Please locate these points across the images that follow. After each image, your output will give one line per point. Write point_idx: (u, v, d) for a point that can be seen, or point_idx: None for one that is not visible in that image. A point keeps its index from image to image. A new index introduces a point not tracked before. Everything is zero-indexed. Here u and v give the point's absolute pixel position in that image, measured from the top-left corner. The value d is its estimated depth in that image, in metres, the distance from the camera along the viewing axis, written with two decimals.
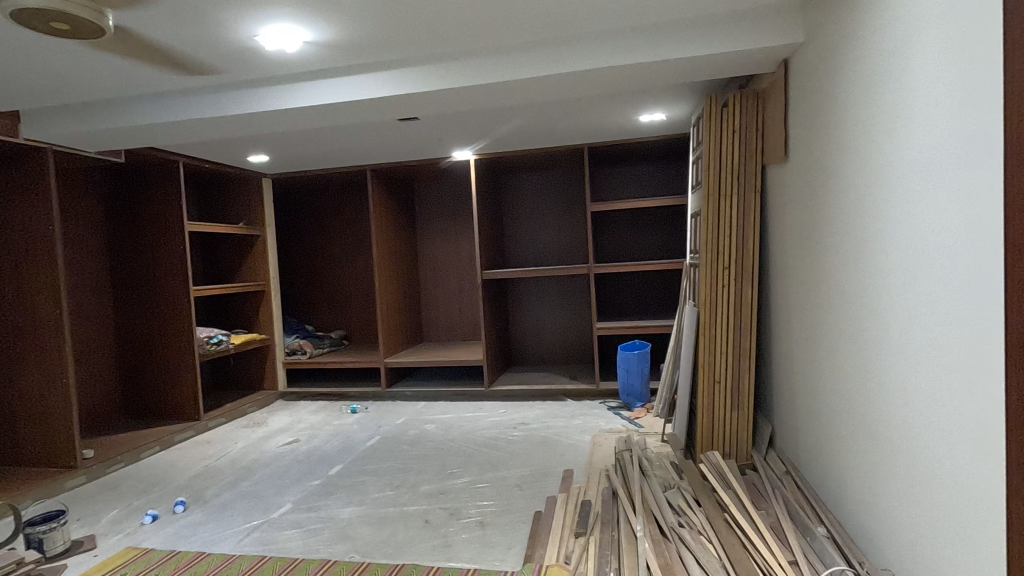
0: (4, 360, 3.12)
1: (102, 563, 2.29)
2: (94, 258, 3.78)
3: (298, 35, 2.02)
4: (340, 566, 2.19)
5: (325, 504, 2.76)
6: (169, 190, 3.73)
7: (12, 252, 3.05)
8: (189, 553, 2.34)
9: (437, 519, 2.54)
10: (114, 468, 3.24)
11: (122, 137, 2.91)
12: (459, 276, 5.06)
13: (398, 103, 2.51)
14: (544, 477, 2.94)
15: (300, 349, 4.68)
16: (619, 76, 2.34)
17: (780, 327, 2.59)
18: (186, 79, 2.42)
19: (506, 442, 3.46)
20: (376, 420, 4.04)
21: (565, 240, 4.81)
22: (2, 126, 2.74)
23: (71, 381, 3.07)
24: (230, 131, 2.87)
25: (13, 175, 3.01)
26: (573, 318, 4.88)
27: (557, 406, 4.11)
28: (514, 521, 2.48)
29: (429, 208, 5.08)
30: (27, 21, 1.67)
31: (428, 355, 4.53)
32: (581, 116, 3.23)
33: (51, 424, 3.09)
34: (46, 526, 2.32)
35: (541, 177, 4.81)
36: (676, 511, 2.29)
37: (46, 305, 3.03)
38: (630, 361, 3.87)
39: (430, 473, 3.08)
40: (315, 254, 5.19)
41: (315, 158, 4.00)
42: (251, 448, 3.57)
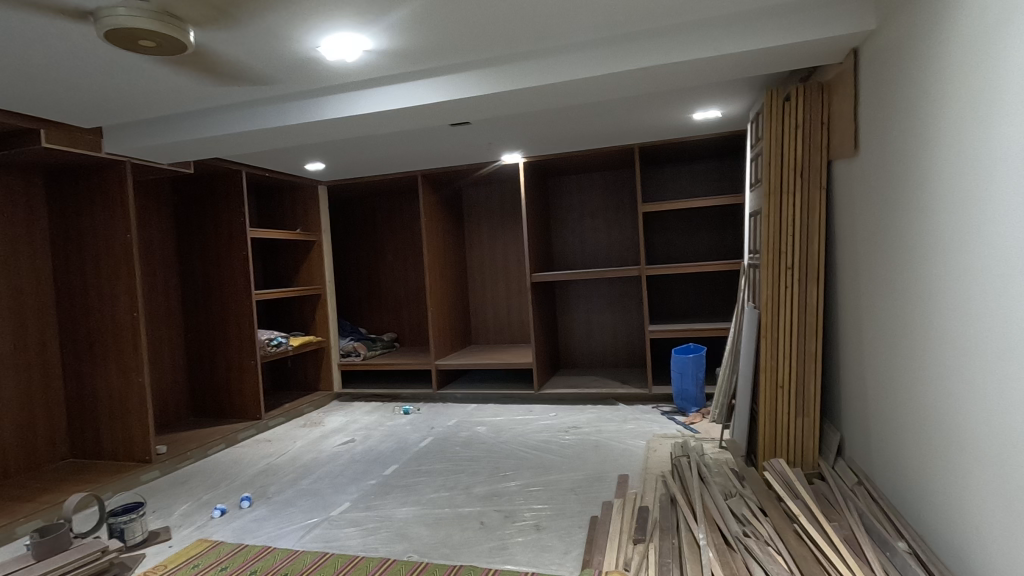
0: (86, 360, 3.33)
1: (177, 553, 2.41)
2: (166, 263, 3.99)
3: (358, 44, 2.08)
4: (399, 566, 2.22)
5: (382, 503, 2.81)
6: (233, 198, 3.91)
7: (95, 259, 3.26)
8: (256, 547, 2.43)
9: (492, 521, 2.54)
10: (185, 463, 3.41)
11: (191, 149, 3.06)
12: (508, 279, 5.07)
13: (453, 107, 2.54)
14: (599, 481, 2.89)
15: (354, 351, 4.81)
16: (675, 74, 2.29)
17: (850, 329, 2.45)
18: (252, 91, 2.53)
19: (559, 445, 3.44)
20: (428, 421, 4.09)
21: (615, 242, 4.75)
22: (87, 142, 2.95)
23: (146, 380, 3.26)
24: (290, 140, 2.98)
25: (95, 187, 3.22)
26: (624, 321, 4.80)
27: (608, 409, 4.05)
28: (570, 525, 2.46)
29: (478, 212, 5.12)
30: (132, 38, 1.76)
31: (478, 357, 4.57)
32: (634, 116, 3.18)
33: (128, 421, 3.27)
34: (128, 517, 2.45)
35: (590, 179, 4.77)
36: (740, 520, 2.20)
37: (123, 307, 3.22)
38: (684, 365, 3.78)
39: (483, 475, 3.09)
40: (368, 259, 5.33)
41: (368, 165, 4.09)
42: (309, 447, 3.68)
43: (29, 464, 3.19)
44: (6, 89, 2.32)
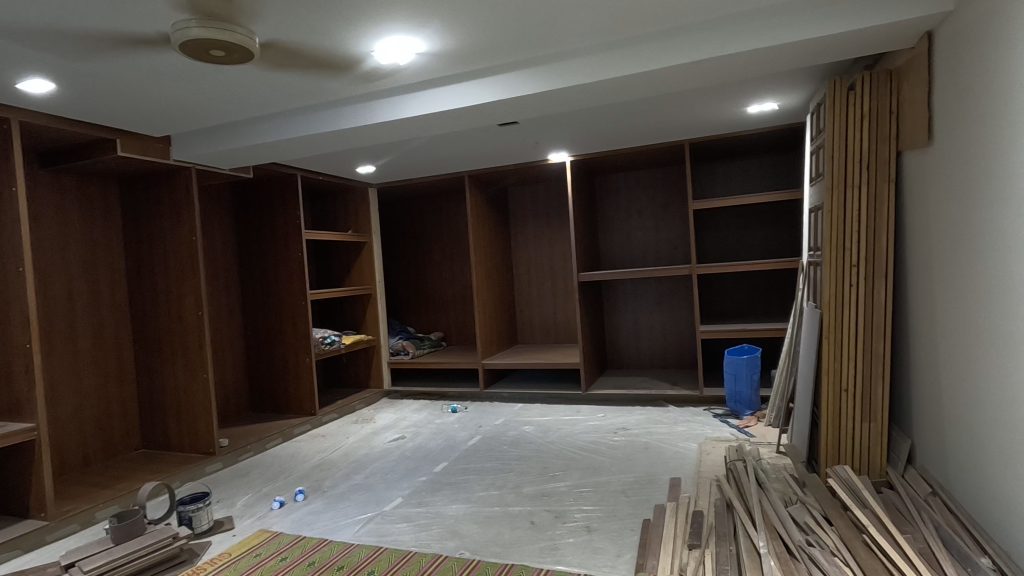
0: (156, 356, 3.53)
1: (240, 542, 2.52)
2: (226, 265, 4.17)
3: (412, 47, 2.11)
4: (451, 562, 2.24)
5: (433, 500, 2.84)
6: (289, 202, 4.06)
7: (164, 260, 3.44)
8: (313, 538, 2.51)
9: (542, 521, 2.53)
10: (245, 456, 3.55)
11: (251, 154, 3.19)
12: (553, 279, 5.05)
13: (503, 107, 2.56)
14: (650, 484, 2.84)
15: (403, 349, 4.90)
16: (731, 66, 2.23)
17: (922, 330, 2.31)
18: (309, 97, 2.61)
19: (608, 446, 3.39)
20: (475, 420, 4.12)
21: (664, 241, 4.65)
22: (158, 150, 3.12)
23: (211, 376, 3.42)
24: (344, 144, 3.06)
25: (162, 192, 3.40)
26: (673, 322, 4.70)
27: (658, 411, 3.97)
28: (622, 528, 2.42)
29: (524, 211, 5.12)
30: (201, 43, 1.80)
31: (524, 357, 4.57)
32: (685, 111, 3.10)
33: (194, 415, 3.44)
34: (195, 506, 2.58)
35: (637, 176, 4.70)
36: (803, 529, 2.11)
37: (190, 306, 3.38)
38: (738, 367, 3.66)
39: (532, 475, 3.08)
40: (415, 259, 5.42)
41: (417, 167, 4.16)
42: (361, 443, 3.77)
43: (106, 452, 3.41)
44: (87, 102, 2.49)
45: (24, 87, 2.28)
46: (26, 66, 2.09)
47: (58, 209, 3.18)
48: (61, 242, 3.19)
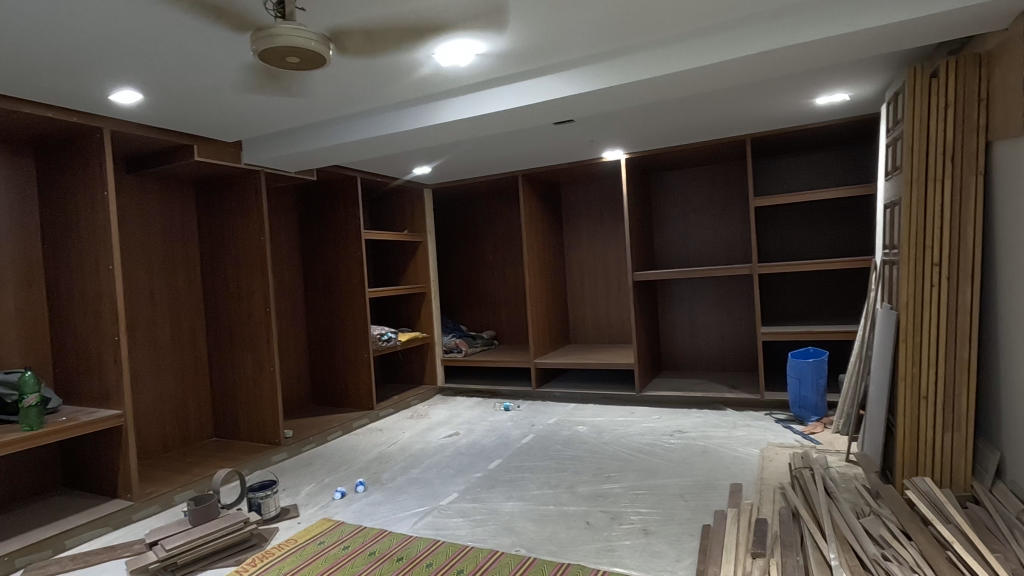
0: (227, 350, 3.72)
1: (306, 529, 2.63)
2: (291, 264, 4.35)
3: (472, 48, 2.14)
4: (508, 558, 2.26)
5: (488, 496, 2.87)
6: (349, 203, 4.20)
7: (235, 259, 3.63)
8: (374, 529, 2.59)
9: (598, 522, 2.51)
10: (308, 448, 3.69)
11: (315, 157, 3.31)
12: (606, 279, 5.00)
13: (560, 106, 2.55)
14: (709, 489, 2.76)
15: (456, 347, 4.97)
16: (800, 56, 2.13)
17: (1014, 333, 2.14)
18: (371, 100, 2.68)
19: (664, 449, 3.33)
20: (528, 418, 4.13)
21: (722, 239, 4.52)
22: (231, 155, 3.29)
23: (277, 370, 3.58)
24: (403, 146, 3.14)
25: (234, 194, 3.59)
26: (732, 324, 4.56)
27: (716, 414, 3.85)
28: (681, 532, 2.36)
29: (577, 210, 5.10)
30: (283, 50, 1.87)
31: (577, 357, 4.54)
32: (748, 104, 3.00)
33: (262, 406, 3.61)
34: (264, 493, 2.71)
35: (693, 173, 4.58)
36: (879, 543, 2.00)
37: (258, 302, 3.56)
38: (803, 370, 3.50)
39: (586, 475, 3.06)
40: (468, 258, 5.49)
41: (471, 166, 4.21)
42: (417, 438, 3.85)
43: (182, 439, 3.63)
44: (169, 111, 2.66)
45: (115, 98, 2.46)
46: (119, 78, 2.26)
47: (142, 212, 3.41)
48: (145, 242, 3.42)
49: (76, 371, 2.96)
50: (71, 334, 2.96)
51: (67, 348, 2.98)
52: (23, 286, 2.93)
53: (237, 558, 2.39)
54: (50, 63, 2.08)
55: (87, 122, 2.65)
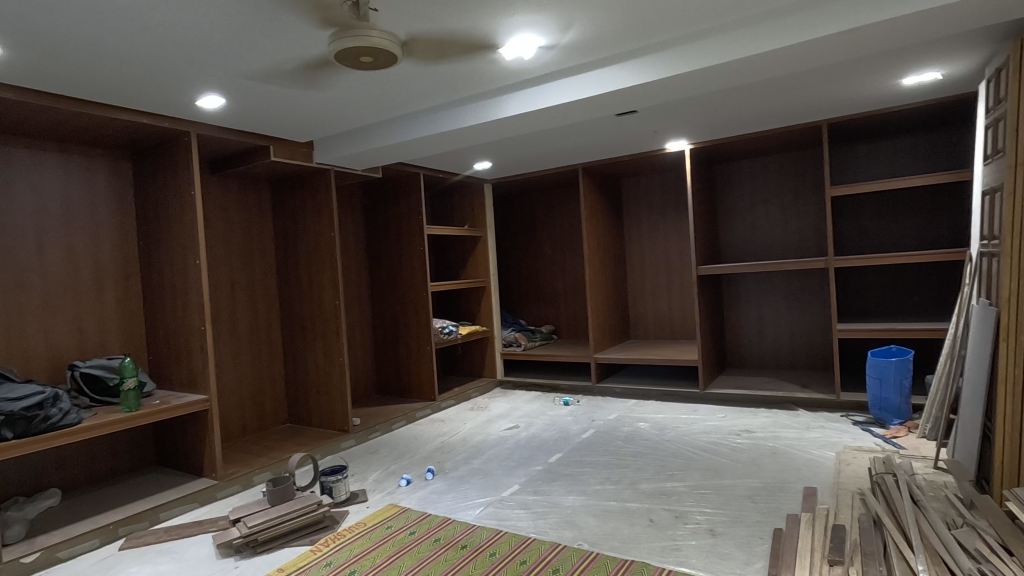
0: (300, 340, 3.92)
1: (374, 514, 2.73)
2: (357, 258, 4.52)
3: (536, 41, 2.14)
4: (570, 552, 2.26)
5: (549, 489, 2.88)
6: (412, 199, 4.31)
7: (306, 253, 3.80)
8: (438, 516, 2.66)
9: (662, 520, 2.47)
10: (374, 436, 3.83)
11: (381, 155, 3.42)
12: (669, 273, 4.88)
13: (624, 96, 2.51)
14: (780, 491, 2.65)
15: (515, 341, 5.00)
16: (885, 34, 2.00)
17: None
18: (436, 98, 2.74)
19: (731, 449, 3.22)
20: (588, 413, 4.11)
21: (794, 231, 4.30)
22: (304, 155, 3.45)
23: (346, 360, 3.73)
24: (465, 141, 3.19)
25: (306, 191, 3.76)
26: (804, 321, 4.34)
27: (787, 415, 3.69)
28: (750, 535, 2.28)
29: (638, 203, 5.00)
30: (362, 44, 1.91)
31: (638, 352, 4.47)
32: (825, 87, 2.83)
33: (332, 394, 3.78)
34: (336, 477, 2.83)
35: (763, 163, 4.39)
36: (974, 557, 1.86)
37: (329, 295, 3.71)
38: (885, 370, 3.29)
39: (649, 472, 3.01)
40: (528, 253, 5.51)
41: (532, 161, 4.21)
42: (478, 429, 3.91)
43: (260, 424, 3.85)
44: (248, 114, 2.81)
45: (201, 103, 2.63)
46: (205, 85, 2.41)
47: (223, 210, 3.63)
48: (226, 238, 3.65)
49: (167, 358, 3.20)
50: (163, 323, 3.20)
51: (160, 337, 3.23)
52: (122, 280, 3.20)
53: (311, 538, 2.52)
54: (146, 73, 2.25)
55: (178, 126, 2.86)
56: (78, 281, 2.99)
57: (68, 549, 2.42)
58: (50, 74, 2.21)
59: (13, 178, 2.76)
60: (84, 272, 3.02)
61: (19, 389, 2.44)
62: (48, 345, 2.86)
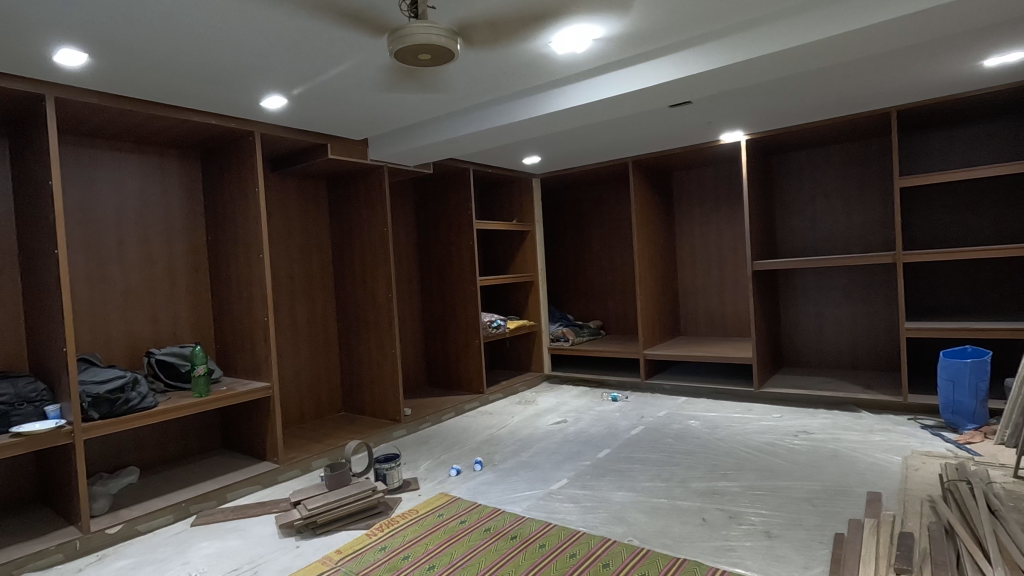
0: (354, 331, 4.05)
1: (425, 502, 2.80)
2: (408, 253, 4.62)
3: (590, 33, 2.12)
4: (620, 547, 2.25)
5: (598, 484, 2.87)
6: (461, 195, 4.36)
7: (361, 247, 3.92)
8: (488, 507, 2.70)
9: (715, 520, 2.42)
10: (425, 426, 3.91)
11: (433, 151, 3.48)
12: (721, 268, 4.75)
13: (678, 87, 2.46)
14: (841, 495, 2.55)
15: (563, 336, 5.00)
16: (964, 13, 1.88)
17: None
18: (488, 93, 2.76)
19: (788, 450, 3.11)
20: (637, 409, 4.06)
21: (857, 225, 4.10)
22: (359, 152, 3.56)
23: (398, 352, 3.82)
24: (515, 136, 3.20)
25: (361, 187, 3.87)
26: (867, 319, 4.14)
27: (848, 416, 3.53)
28: (809, 539, 2.21)
29: (690, 197, 4.89)
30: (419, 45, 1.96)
31: (689, 349, 4.38)
32: (896, 72, 2.68)
33: (384, 384, 3.89)
34: (389, 464, 2.92)
35: (824, 153, 4.20)
36: None
37: (382, 288, 3.82)
38: (958, 372, 3.09)
39: (701, 470, 2.96)
40: (576, 248, 5.49)
41: (581, 155, 4.19)
42: (525, 423, 3.94)
43: (317, 412, 4.01)
44: (308, 113, 2.92)
45: (265, 104, 2.75)
46: (270, 87, 2.52)
47: (283, 206, 3.79)
48: (286, 233, 3.80)
49: (233, 347, 3.38)
50: (229, 314, 3.38)
51: (226, 327, 3.41)
52: (193, 273, 3.39)
53: (367, 522, 2.61)
54: (216, 76, 2.36)
55: (243, 127, 3.00)
56: (154, 273, 3.20)
57: (147, 523, 2.60)
58: (132, 80, 2.36)
59: (97, 176, 2.97)
60: (159, 264, 3.22)
61: (104, 373, 2.64)
62: (128, 333, 3.08)
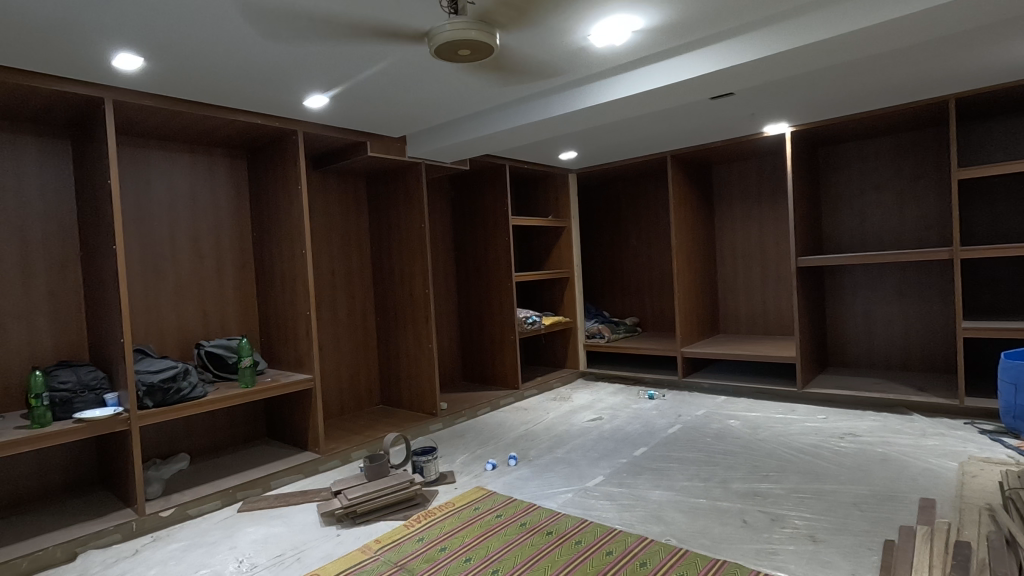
0: (392, 326, 4.11)
1: (462, 495, 2.83)
2: (445, 249, 4.66)
3: (630, 24, 2.08)
4: (658, 547, 2.22)
5: (635, 482, 2.84)
6: (498, 191, 4.37)
7: (399, 243, 3.97)
8: (524, 502, 2.70)
9: (757, 522, 2.36)
10: (460, 420, 3.95)
11: (471, 147, 3.50)
12: (764, 264, 4.62)
13: (721, 78, 2.40)
14: (891, 501, 2.44)
15: (598, 333, 4.96)
16: None
17: None
18: (525, 88, 2.75)
19: (834, 452, 3.01)
20: (675, 408, 4.00)
21: (910, 220, 3.92)
22: (398, 149, 3.61)
23: (434, 346, 3.86)
24: (553, 131, 3.18)
25: (399, 184, 3.92)
26: (921, 318, 3.96)
27: (899, 419, 3.38)
28: (857, 545, 2.13)
29: (731, 191, 4.77)
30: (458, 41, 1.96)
31: (728, 348, 4.28)
32: (955, 58, 2.54)
33: (421, 378, 3.95)
34: (426, 457, 2.96)
35: (874, 145, 4.03)
36: None
37: (419, 283, 3.86)
38: (1022, 375, 2.91)
39: (742, 471, 2.89)
40: (612, 244, 5.44)
41: (619, 149, 4.14)
42: (561, 419, 3.93)
43: (356, 404, 4.10)
44: (349, 111, 2.98)
45: (308, 103, 2.82)
46: (313, 86, 2.58)
47: (324, 203, 3.88)
48: (326, 229, 3.89)
49: (277, 340, 3.49)
50: (273, 308, 3.49)
51: (270, 320, 3.52)
52: (239, 268, 3.51)
53: (405, 513, 2.66)
54: (262, 77, 2.43)
55: (287, 126, 3.08)
56: (203, 268, 3.32)
57: (197, 507, 2.72)
58: (183, 83, 2.46)
59: (151, 175, 3.11)
60: (208, 260, 3.35)
61: (157, 364, 2.77)
62: (179, 325, 3.21)
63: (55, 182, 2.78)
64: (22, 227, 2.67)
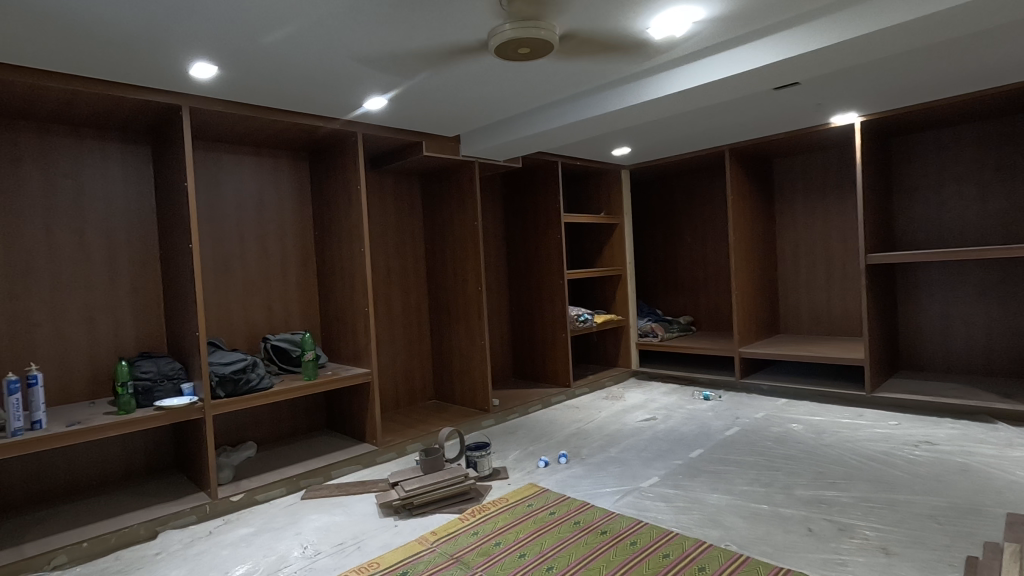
0: (445, 322, 4.18)
1: (515, 491, 2.85)
2: (496, 246, 4.70)
3: (691, 14, 2.03)
4: (717, 552, 2.16)
5: (691, 485, 2.78)
6: (549, 188, 4.36)
7: (452, 241, 4.03)
8: (577, 500, 2.70)
9: (823, 531, 2.26)
10: (512, 417, 3.97)
11: (524, 145, 3.51)
12: (828, 261, 4.41)
13: (786, 68, 2.30)
14: (973, 514, 2.29)
15: (651, 331, 4.88)
16: None
17: None
18: (580, 84, 2.73)
19: (907, 461, 2.84)
20: (732, 410, 3.88)
21: (994, 214, 3.64)
22: (451, 148, 3.65)
23: (486, 343, 3.90)
24: (608, 127, 3.14)
25: (452, 182, 3.98)
26: (1006, 318, 3.67)
27: (981, 427, 3.15)
28: (934, 560, 2.00)
29: (793, 185, 4.58)
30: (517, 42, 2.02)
31: (790, 348, 4.11)
32: None
33: (473, 374, 3.99)
34: (479, 452, 3.00)
35: (954, 134, 3.77)
36: None
37: (471, 280, 3.91)
38: None
39: (806, 477, 2.77)
40: (666, 241, 5.33)
41: (674, 144, 4.05)
42: (613, 418, 3.89)
43: (410, 399, 4.20)
44: (406, 112, 3.04)
45: (367, 105, 2.90)
46: (372, 88, 2.65)
47: (381, 202, 3.98)
48: (382, 228, 3.99)
49: (336, 335, 3.61)
50: (333, 303, 3.62)
51: (330, 316, 3.65)
52: (302, 265, 3.66)
53: (459, 507, 2.70)
54: (324, 81, 2.51)
55: (346, 127, 3.18)
56: (268, 265, 3.48)
57: (264, 493, 2.86)
58: (253, 89, 2.58)
59: (222, 178, 3.28)
60: (273, 257, 3.51)
61: (228, 356, 2.92)
62: (247, 319, 3.38)
63: (138, 185, 2.98)
64: (109, 227, 2.88)
